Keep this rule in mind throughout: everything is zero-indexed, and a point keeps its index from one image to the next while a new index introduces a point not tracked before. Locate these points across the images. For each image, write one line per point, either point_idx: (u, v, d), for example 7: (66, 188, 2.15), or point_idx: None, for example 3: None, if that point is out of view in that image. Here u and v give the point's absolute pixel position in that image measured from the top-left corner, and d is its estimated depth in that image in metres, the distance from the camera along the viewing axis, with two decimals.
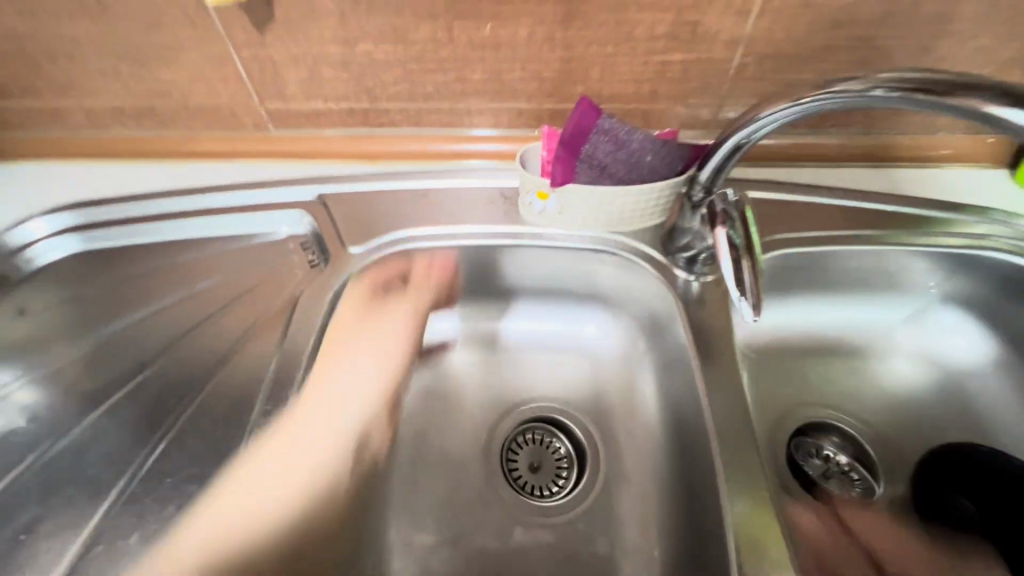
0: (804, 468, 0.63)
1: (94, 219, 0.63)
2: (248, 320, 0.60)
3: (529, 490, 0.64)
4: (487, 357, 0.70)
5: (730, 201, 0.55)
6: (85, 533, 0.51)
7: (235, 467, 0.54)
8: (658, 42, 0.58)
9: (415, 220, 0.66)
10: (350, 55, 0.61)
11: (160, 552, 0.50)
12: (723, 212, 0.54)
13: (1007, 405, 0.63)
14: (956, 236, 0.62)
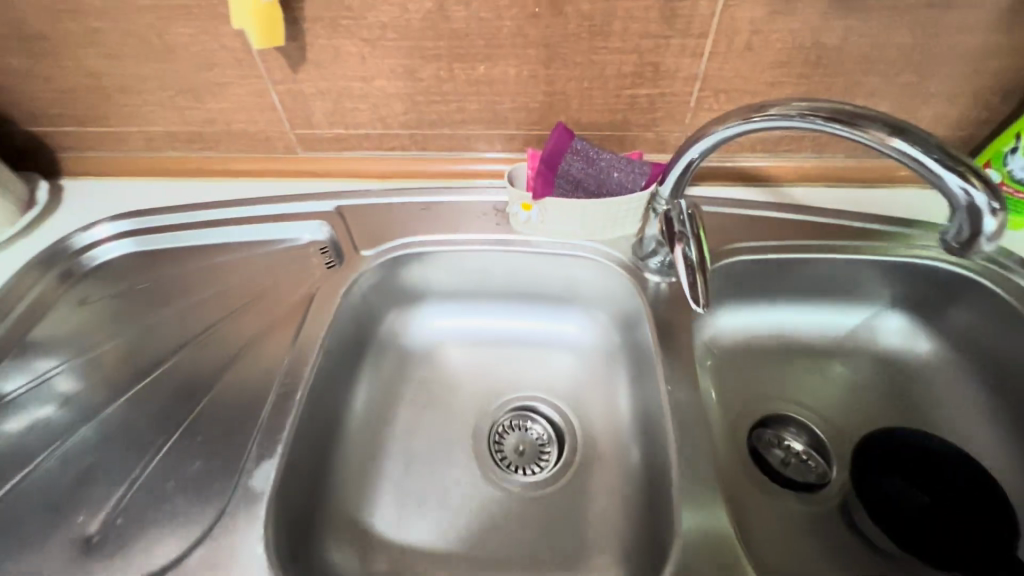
0: (765, 456, 0.66)
1: (146, 225, 0.75)
2: (270, 315, 0.68)
3: (508, 468, 0.66)
4: (477, 349, 0.75)
5: (686, 218, 0.59)
6: (111, 498, 0.55)
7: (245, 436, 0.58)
8: (625, 79, 0.66)
9: (416, 230, 0.72)
10: (368, 89, 0.69)
11: (164, 516, 0.53)
12: (680, 233, 0.58)
13: (966, 409, 0.65)
14: (903, 247, 0.68)
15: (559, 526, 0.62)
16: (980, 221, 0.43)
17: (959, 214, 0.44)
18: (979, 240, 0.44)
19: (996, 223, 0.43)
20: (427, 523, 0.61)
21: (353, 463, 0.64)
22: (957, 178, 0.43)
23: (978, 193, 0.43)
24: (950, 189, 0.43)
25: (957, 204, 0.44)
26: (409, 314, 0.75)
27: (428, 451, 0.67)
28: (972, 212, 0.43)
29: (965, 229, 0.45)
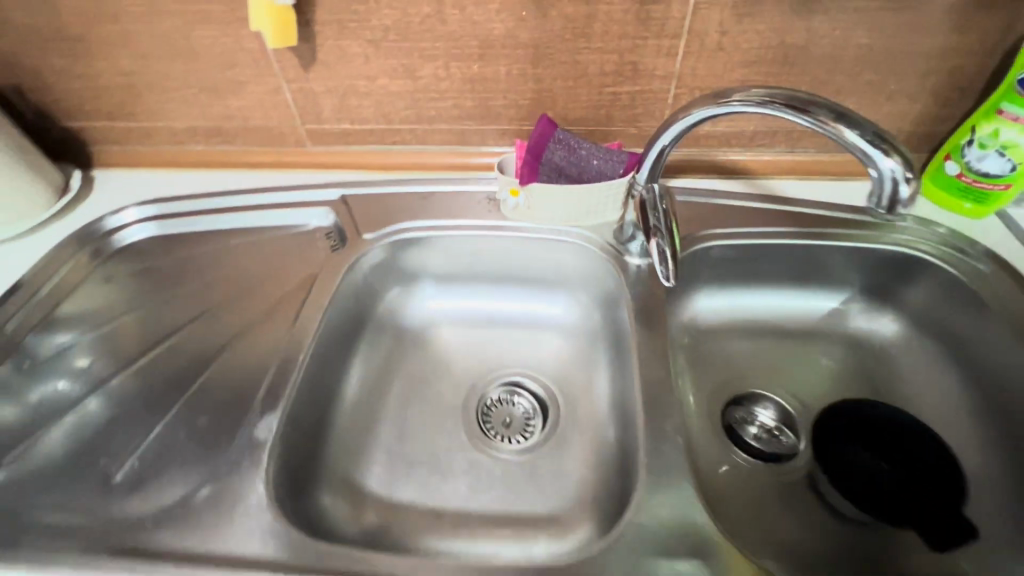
0: (739, 430, 0.70)
1: (169, 211, 0.82)
2: (276, 290, 0.73)
3: (494, 437, 0.71)
4: (470, 329, 0.80)
5: (660, 213, 0.63)
6: (123, 447, 0.60)
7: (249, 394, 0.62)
8: (607, 77, 0.71)
9: (414, 217, 0.78)
10: (372, 87, 0.76)
11: (172, 462, 0.58)
12: (655, 227, 0.62)
13: (931, 389, 0.69)
14: (869, 234, 0.72)
15: (540, 490, 0.65)
16: (897, 191, 0.46)
17: (879, 185, 0.47)
18: (894, 206, 0.47)
19: (911, 192, 0.46)
20: (415, 483, 0.65)
21: (349, 428, 0.69)
22: (879, 151, 0.45)
23: (899, 169, 0.45)
24: (874, 165, 0.46)
25: (879, 178, 0.46)
26: (407, 295, 0.80)
27: (421, 420, 0.71)
28: (890, 183, 0.46)
29: (884, 198, 0.47)
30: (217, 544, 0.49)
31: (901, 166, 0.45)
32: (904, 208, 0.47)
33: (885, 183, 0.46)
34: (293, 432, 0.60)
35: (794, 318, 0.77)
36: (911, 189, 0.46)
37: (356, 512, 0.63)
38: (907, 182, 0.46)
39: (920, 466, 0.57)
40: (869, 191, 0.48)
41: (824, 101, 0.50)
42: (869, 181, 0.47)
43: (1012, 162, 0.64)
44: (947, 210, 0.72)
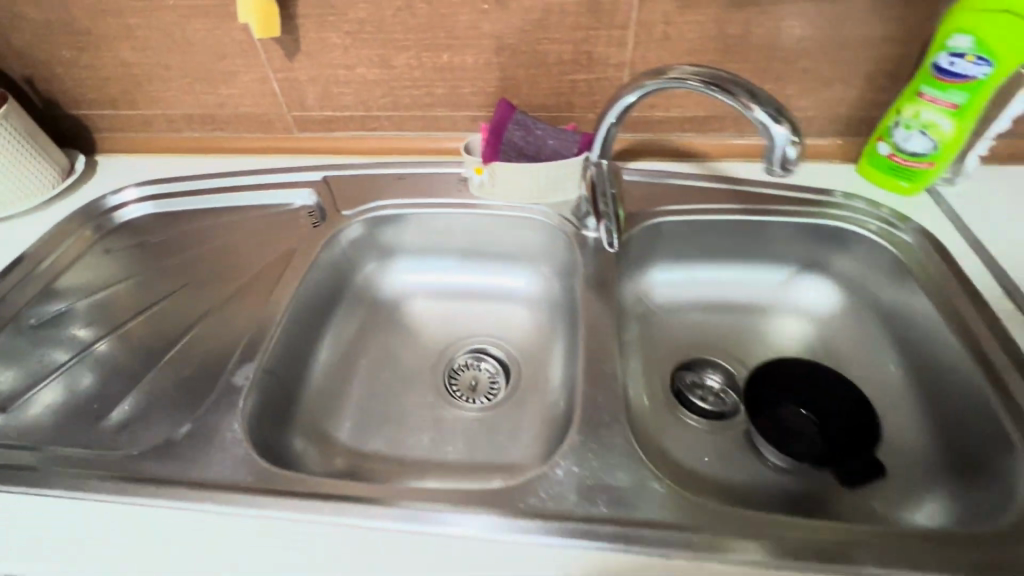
0: (686, 391, 0.75)
1: (165, 191, 0.89)
2: (259, 262, 0.79)
3: (458, 398, 0.76)
4: (442, 301, 0.86)
5: (609, 200, 0.73)
6: (113, 398, 0.66)
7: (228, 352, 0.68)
8: (565, 66, 0.77)
9: (389, 196, 0.84)
10: (351, 75, 0.83)
11: (154, 410, 0.63)
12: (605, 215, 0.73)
13: (863, 351, 0.73)
14: (813, 210, 0.76)
15: (498, 443, 0.71)
16: (786, 153, 0.51)
17: (772, 149, 0.52)
18: (783, 167, 0.52)
19: (795, 154, 0.51)
20: (381, 437, 0.71)
21: (323, 388, 0.74)
22: (771, 118, 0.51)
23: (788, 135, 0.51)
24: (769, 132, 0.51)
25: (772, 143, 0.52)
26: (384, 269, 0.86)
27: (392, 382, 0.77)
28: (781, 147, 0.51)
29: (776, 160, 0.52)
30: (193, 471, 0.54)
31: (790, 133, 0.51)
32: (790, 169, 0.52)
33: (773, 148, 0.52)
34: (269, 382, 0.66)
35: (744, 291, 0.82)
36: (797, 153, 0.51)
37: (326, 459, 0.68)
38: (795, 147, 0.51)
39: (847, 417, 0.64)
40: (763, 154, 0.53)
41: (740, 79, 0.55)
42: (764, 144, 0.52)
43: (934, 140, 0.69)
44: (885, 189, 0.77)
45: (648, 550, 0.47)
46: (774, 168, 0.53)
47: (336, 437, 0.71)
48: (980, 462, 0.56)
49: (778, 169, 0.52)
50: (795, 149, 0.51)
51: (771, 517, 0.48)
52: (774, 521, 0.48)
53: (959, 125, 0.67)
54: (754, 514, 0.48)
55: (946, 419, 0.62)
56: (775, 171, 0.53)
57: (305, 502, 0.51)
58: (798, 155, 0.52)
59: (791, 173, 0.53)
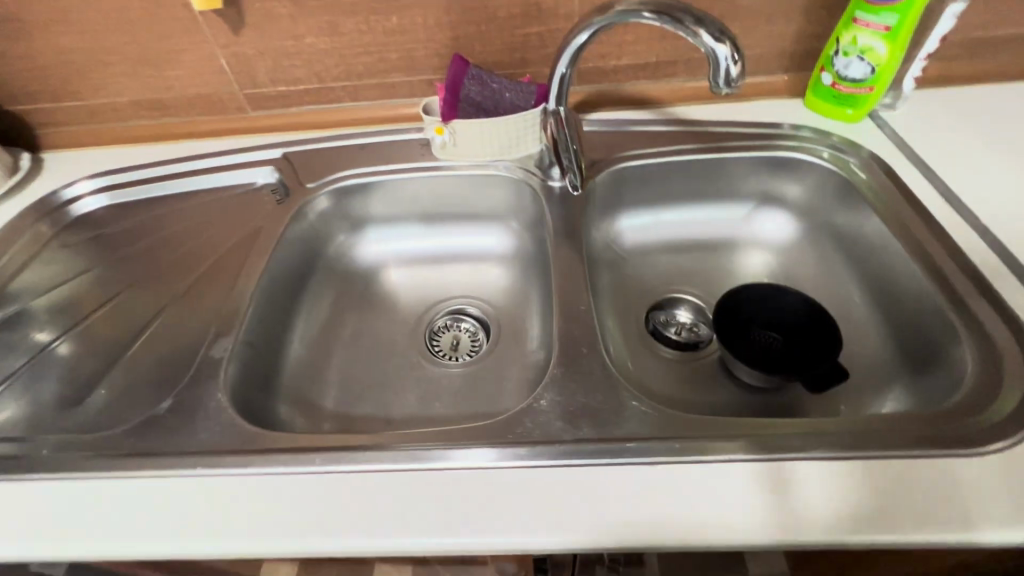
0: (660, 328, 0.77)
1: (119, 182, 0.86)
2: (226, 241, 0.78)
3: (441, 356, 0.77)
4: (418, 267, 0.87)
5: (574, 156, 0.73)
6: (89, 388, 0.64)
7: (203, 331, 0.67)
8: (516, 20, 0.78)
9: (353, 166, 0.84)
10: (300, 46, 0.81)
11: (132, 395, 0.62)
12: (569, 169, 0.75)
13: (824, 275, 0.77)
14: (766, 144, 0.79)
15: (484, 394, 0.72)
16: (728, 71, 0.53)
17: (715, 69, 0.54)
18: (726, 84, 0.54)
19: (738, 72, 0.53)
20: (367, 400, 0.72)
21: (303, 359, 0.74)
22: (713, 39, 0.53)
23: (729, 53, 0.53)
24: (712, 52, 0.53)
25: (714, 62, 0.54)
26: (356, 239, 0.86)
27: (378, 346, 0.78)
28: (723, 66, 0.53)
29: (719, 78, 0.54)
30: (184, 442, 0.54)
31: (731, 52, 0.53)
32: (732, 86, 0.54)
33: (716, 69, 0.54)
34: (250, 354, 0.66)
35: (707, 229, 0.85)
36: (738, 71, 0.54)
37: (314, 423, 0.69)
38: (736, 65, 0.53)
39: (807, 332, 0.67)
40: (708, 73, 0.55)
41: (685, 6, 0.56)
42: (707, 64, 0.54)
43: (872, 65, 0.73)
44: (832, 118, 0.80)
45: (631, 460, 0.49)
46: (718, 86, 0.55)
47: (324, 403, 0.71)
48: (930, 355, 0.60)
49: (721, 87, 0.55)
50: (737, 68, 0.53)
51: (745, 420, 0.51)
52: (744, 424, 0.51)
53: (892, 49, 0.71)
54: (724, 419, 0.51)
55: (898, 322, 0.66)
56: (718, 89, 0.55)
57: (295, 455, 0.51)
58: (740, 74, 0.54)
59: (732, 91, 0.55)
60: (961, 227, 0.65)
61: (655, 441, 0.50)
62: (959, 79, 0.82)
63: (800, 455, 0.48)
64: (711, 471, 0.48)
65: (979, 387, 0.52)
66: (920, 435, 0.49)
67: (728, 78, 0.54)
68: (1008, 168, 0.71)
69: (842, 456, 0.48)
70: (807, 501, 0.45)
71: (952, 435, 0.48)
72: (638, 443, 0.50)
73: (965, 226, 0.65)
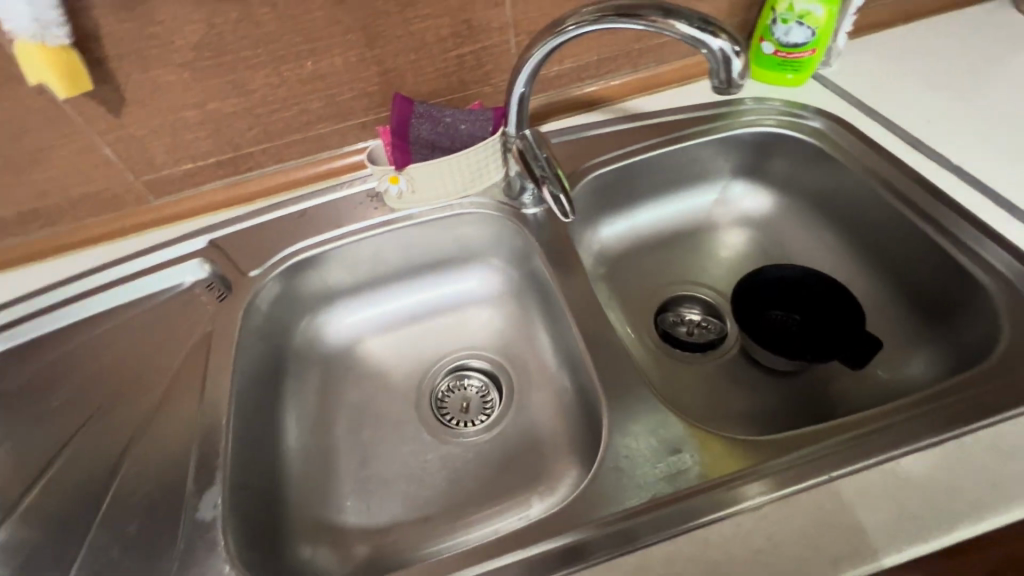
0: (673, 332, 0.73)
1: (5, 320, 0.69)
2: (170, 363, 0.65)
3: (455, 425, 0.69)
4: (399, 331, 0.78)
5: (546, 167, 0.64)
6: None
7: (172, 487, 0.54)
8: (446, 42, 0.71)
9: (298, 238, 0.73)
10: (203, 114, 0.69)
11: None
12: (543, 177, 0.63)
13: (810, 241, 0.76)
14: (726, 123, 0.77)
15: (517, 457, 0.65)
16: (731, 65, 0.49)
17: (715, 66, 0.50)
18: (733, 83, 0.51)
19: (741, 64, 0.50)
20: (391, 505, 0.62)
21: (301, 476, 0.63)
22: (708, 35, 0.49)
23: (727, 45, 0.49)
24: (708, 48, 0.49)
25: (714, 59, 0.50)
26: (320, 318, 0.75)
27: (381, 436, 0.68)
28: (724, 60, 0.49)
29: (723, 76, 0.50)
30: None
31: (729, 44, 0.49)
32: (740, 82, 0.51)
33: (720, 63, 0.50)
34: (243, 499, 0.55)
35: (686, 219, 0.82)
36: (741, 63, 0.50)
37: (341, 550, 0.59)
38: (738, 58, 0.49)
39: (825, 306, 0.66)
40: (710, 72, 0.51)
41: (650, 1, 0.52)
42: (707, 63, 0.50)
43: (812, 28, 0.73)
44: (775, 85, 0.80)
45: (735, 509, 0.44)
46: (722, 86, 0.51)
47: (342, 521, 0.61)
48: (949, 305, 0.61)
49: (726, 87, 0.51)
50: (739, 60, 0.49)
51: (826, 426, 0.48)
52: (821, 430, 0.48)
53: (829, 8, 0.72)
54: (802, 430, 0.49)
55: (901, 276, 0.66)
56: (724, 90, 0.51)
57: None
58: (745, 67, 0.50)
59: (742, 85, 0.51)
60: (935, 170, 0.66)
61: (752, 476, 0.46)
62: (877, 26, 0.84)
63: (895, 453, 0.45)
64: (823, 494, 0.44)
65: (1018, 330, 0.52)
66: (991, 398, 0.48)
67: (731, 74, 0.50)
68: (950, 102, 0.74)
69: (933, 443, 0.46)
70: (923, 503, 0.43)
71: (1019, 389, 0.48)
72: (737, 485, 0.45)
73: (939, 168, 0.66)
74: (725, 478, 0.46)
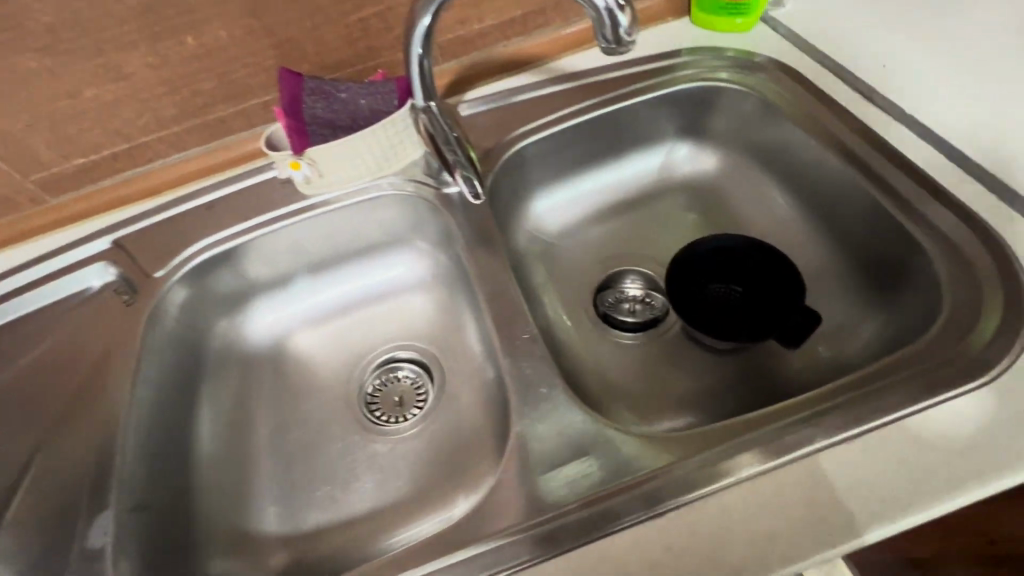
0: (611, 311, 0.69)
1: None
2: (68, 377, 0.60)
3: (385, 421, 0.66)
4: (327, 324, 0.73)
5: (455, 148, 0.59)
6: None
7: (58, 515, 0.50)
8: (344, 4, 0.64)
9: (205, 232, 0.68)
10: (80, 104, 0.63)
11: None
12: (455, 163, 0.59)
13: (759, 204, 0.69)
14: (666, 78, 0.70)
15: (445, 453, 0.62)
16: (616, 20, 0.42)
17: (601, 22, 0.43)
18: (622, 42, 0.44)
19: (628, 19, 0.43)
20: (313, 512, 0.60)
21: (220, 486, 0.60)
22: None
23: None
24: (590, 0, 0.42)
25: (598, 13, 0.43)
26: (240, 318, 0.71)
27: (306, 438, 0.65)
28: (606, 17, 0.43)
29: (611, 33, 0.43)
30: None
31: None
32: (629, 39, 0.43)
33: (603, 19, 0.43)
34: (145, 519, 0.52)
35: (631, 188, 0.75)
36: (628, 18, 0.43)
37: (260, 561, 0.57)
38: (622, 12, 0.43)
39: (768, 276, 0.60)
40: (594, 29, 0.44)
41: None
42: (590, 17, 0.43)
43: None
44: (723, 32, 0.72)
45: (715, 488, 0.41)
46: (610, 47, 0.44)
47: (261, 529, 0.59)
48: (893, 274, 0.56)
49: (614, 47, 0.44)
50: (623, 15, 0.43)
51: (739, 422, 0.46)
52: (759, 418, 0.46)
53: None
54: (736, 421, 0.46)
55: (849, 241, 0.61)
56: (612, 51, 0.44)
57: None
58: (632, 23, 0.43)
59: (632, 44, 0.44)
60: (883, 121, 0.60)
61: (740, 448, 0.43)
62: None
63: (813, 448, 0.42)
64: (799, 472, 0.42)
65: (955, 304, 0.48)
66: (922, 379, 0.44)
67: (617, 32, 0.43)
68: (906, 40, 0.66)
69: (856, 434, 0.43)
70: (838, 501, 0.40)
71: (955, 368, 0.44)
72: (721, 461, 0.43)
73: (887, 118, 0.60)
74: (714, 451, 0.44)
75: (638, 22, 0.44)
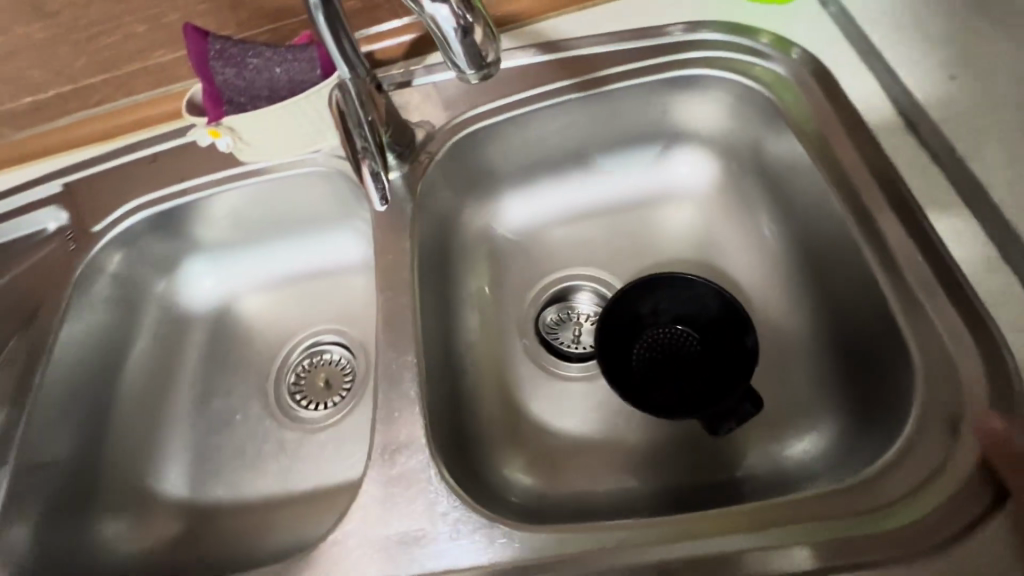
0: (551, 331, 0.61)
1: None
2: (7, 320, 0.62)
3: (304, 407, 0.65)
4: (265, 295, 0.71)
5: (370, 135, 0.53)
6: None
7: None
8: None
9: (144, 189, 0.65)
10: (13, 41, 0.60)
11: None
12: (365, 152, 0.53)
13: (752, 236, 0.57)
14: (664, 60, 0.56)
15: (349, 454, 0.61)
16: (470, 45, 0.39)
17: (453, 47, 0.40)
18: (481, 66, 0.41)
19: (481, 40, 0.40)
20: (216, 487, 0.61)
21: (140, 445, 0.63)
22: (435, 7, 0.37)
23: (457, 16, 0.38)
24: (438, 25, 0.38)
25: (448, 39, 0.39)
26: (179, 278, 0.70)
27: (225, 411, 0.65)
28: (457, 39, 0.39)
29: (471, 60, 0.40)
30: None
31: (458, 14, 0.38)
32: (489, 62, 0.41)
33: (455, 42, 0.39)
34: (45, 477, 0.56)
35: (609, 188, 0.63)
36: (481, 37, 0.40)
37: (162, 525, 0.60)
38: (474, 33, 0.39)
39: (723, 332, 0.52)
40: (441, 52, 0.40)
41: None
42: (442, 44, 0.39)
43: None
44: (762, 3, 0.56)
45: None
46: (470, 72, 0.42)
47: (164, 495, 0.61)
48: (879, 371, 0.45)
49: (477, 73, 0.41)
50: (476, 34, 0.39)
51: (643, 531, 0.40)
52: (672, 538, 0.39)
53: None
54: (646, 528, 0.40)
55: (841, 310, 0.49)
56: (477, 77, 0.42)
57: None
58: (488, 41, 0.40)
59: (494, 66, 0.42)
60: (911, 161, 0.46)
61: (754, 540, 0.38)
62: None
63: None
64: None
65: (914, 436, 0.39)
66: (861, 532, 0.37)
67: (475, 56, 0.40)
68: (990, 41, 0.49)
69: None
70: None
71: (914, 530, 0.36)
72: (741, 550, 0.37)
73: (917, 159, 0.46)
74: (748, 532, 0.38)
75: (493, 38, 0.41)
